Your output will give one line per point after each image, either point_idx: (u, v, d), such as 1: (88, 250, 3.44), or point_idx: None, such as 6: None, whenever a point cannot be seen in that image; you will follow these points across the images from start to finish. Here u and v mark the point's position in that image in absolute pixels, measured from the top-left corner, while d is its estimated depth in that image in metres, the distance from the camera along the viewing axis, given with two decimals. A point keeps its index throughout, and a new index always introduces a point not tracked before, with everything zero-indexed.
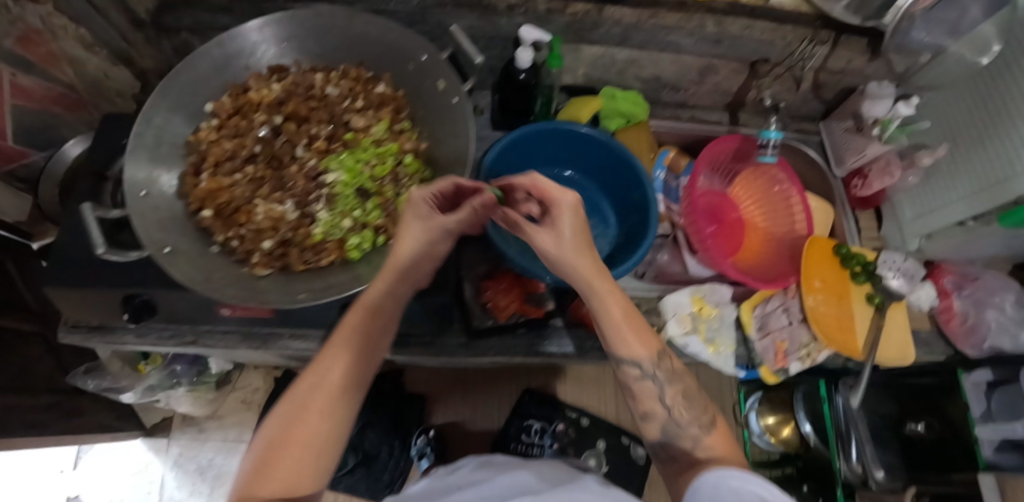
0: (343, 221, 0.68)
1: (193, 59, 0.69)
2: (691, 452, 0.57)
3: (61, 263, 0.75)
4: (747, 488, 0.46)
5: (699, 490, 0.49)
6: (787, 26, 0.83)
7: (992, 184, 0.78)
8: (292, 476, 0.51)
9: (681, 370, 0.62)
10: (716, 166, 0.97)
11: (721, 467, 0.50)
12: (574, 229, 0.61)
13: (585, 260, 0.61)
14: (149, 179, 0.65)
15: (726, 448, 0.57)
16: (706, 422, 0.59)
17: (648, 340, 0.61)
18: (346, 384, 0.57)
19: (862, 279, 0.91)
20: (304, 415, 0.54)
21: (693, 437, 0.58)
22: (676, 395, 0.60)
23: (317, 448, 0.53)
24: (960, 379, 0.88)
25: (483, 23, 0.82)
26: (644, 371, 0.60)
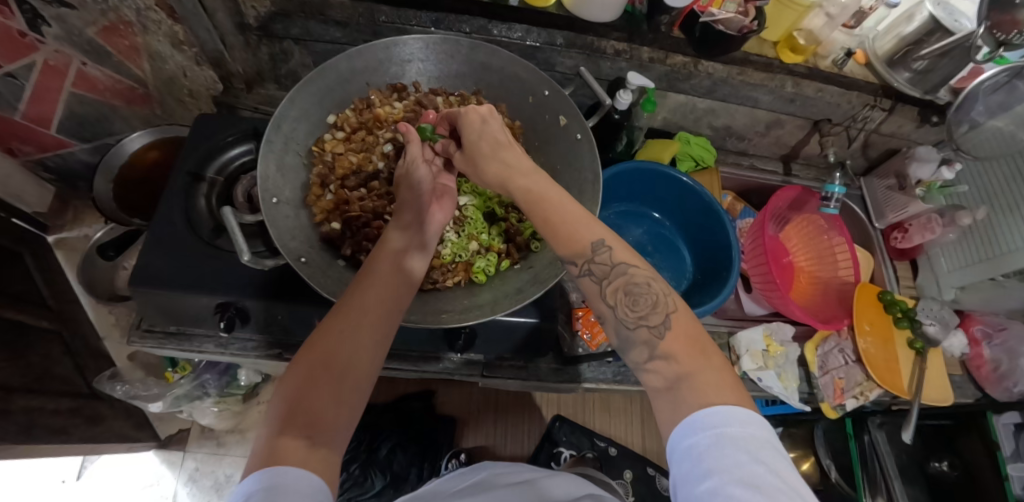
0: (470, 243, 0.70)
1: (328, 69, 0.70)
2: (652, 365, 0.46)
3: (156, 264, 0.73)
4: (737, 454, 0.37)
5: (677, 451, 0.40)
6: (853, 92, 0.92)
7: (988, 257, 0.97)
8: (325, 416, 0.45)
9: (622, 262, 0.50)
10: (777, 213, 1.03)
11: (699, 414, 0.40)
12: (484, 137, 0.62)
13: (506, 162, 0.59)
14: (276, 186, 0.66)
15: (689, 357, 0.45)
16: (659, 322, 0.47)
17: (585, 232, 0.51)
18: (374, 324, 0.50)
19: (904, 324, 0.99)
20: (329, 359, 0.48)
21: (645, 342, 0.47)
22: (616, 292, 0.49)
23: (338, 396, 0.46)
24: (991, 420, 0.99)
25: (588, 64, 0.88)
26: (577, 268, 0.51)
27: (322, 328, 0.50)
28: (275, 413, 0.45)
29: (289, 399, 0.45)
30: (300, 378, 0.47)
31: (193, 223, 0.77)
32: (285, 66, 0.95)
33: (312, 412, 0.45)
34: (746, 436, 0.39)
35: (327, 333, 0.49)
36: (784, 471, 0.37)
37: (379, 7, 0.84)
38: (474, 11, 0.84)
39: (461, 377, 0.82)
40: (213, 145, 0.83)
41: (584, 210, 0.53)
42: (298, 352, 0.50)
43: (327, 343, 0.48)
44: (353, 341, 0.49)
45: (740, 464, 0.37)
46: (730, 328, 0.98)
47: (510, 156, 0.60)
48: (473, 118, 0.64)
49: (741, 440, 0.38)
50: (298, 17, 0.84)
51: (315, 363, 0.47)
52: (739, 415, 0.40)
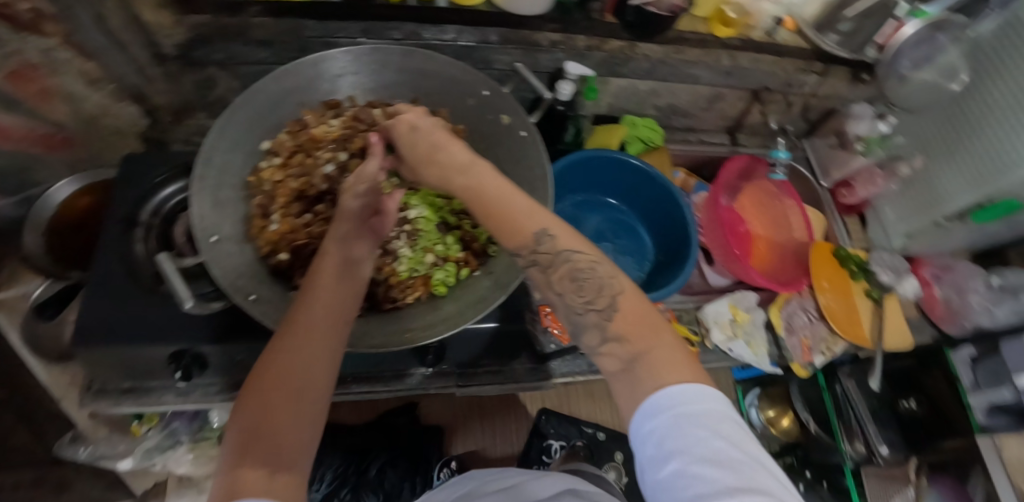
0: (426, 257, 0.69)
1: (253, 93, 0.66)
2: (606, 348, 0.44)
3: (95, 321, 0.69)
4: (698, 432, 0.37)
5: (640, 434, 0.39)
6: (786, 59, 0.94)
7: (925, 206, 1.02)
8: (284, 438, 0.42)
9: (567, 248, 0.47)
10: (728, 185, 1.05)
11: (655, 397, 0.39)
12: (418, 145, 0.58)
13: (446, 167, 0.55)
14: (213, 223, 0.62)
15: (640, 337, 0.43)
16: (605, 305, 0.45)
17: (529, 222, 0.48)
18: (326, 335, 0.49)
19: (858, 276, 1.03)
20: (282, 379, 0.45)
21: (595, 327, 0.45)
22: (562, 280, 0.47)
23: (298, 415, 0.44)
24: (949, 357, 1.04)
25: (526, 59, 0.87)
26: (523, 260, 0.48)
27: (274, 346, 0.47)
28: (231, 442, 0.42)
29: (247, 425, 0.42)
30: (254, 401, 0.44)
31: (132, 272, 0.73)
32: (212, 92, 0.91)
33: (274, 436, 0.42)
34: (706, 413, 0.38)
35: (280, 350, 0.47)
36: (742, 443, 0.37)
37: (302, 23, 0.81)
38: (404, 17, 0.82)
39: (436, 390, 0.81)
40: (144, 186, 0.79)
41: (529, 199, 0.50)
42: (249, 376, 0.47)
43: (281, 361, 0.46)
44: (307, 356, 0.46)
45: (701, 442, 0.36)
46: (696, 302, 0.99)
47: (450, 156, 0.56)
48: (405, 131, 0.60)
49: (701, 418, 0.37)
50: (219, 41, 0.80)
51: (270, 384, 0.45)
52: (697, 392, 0.39)
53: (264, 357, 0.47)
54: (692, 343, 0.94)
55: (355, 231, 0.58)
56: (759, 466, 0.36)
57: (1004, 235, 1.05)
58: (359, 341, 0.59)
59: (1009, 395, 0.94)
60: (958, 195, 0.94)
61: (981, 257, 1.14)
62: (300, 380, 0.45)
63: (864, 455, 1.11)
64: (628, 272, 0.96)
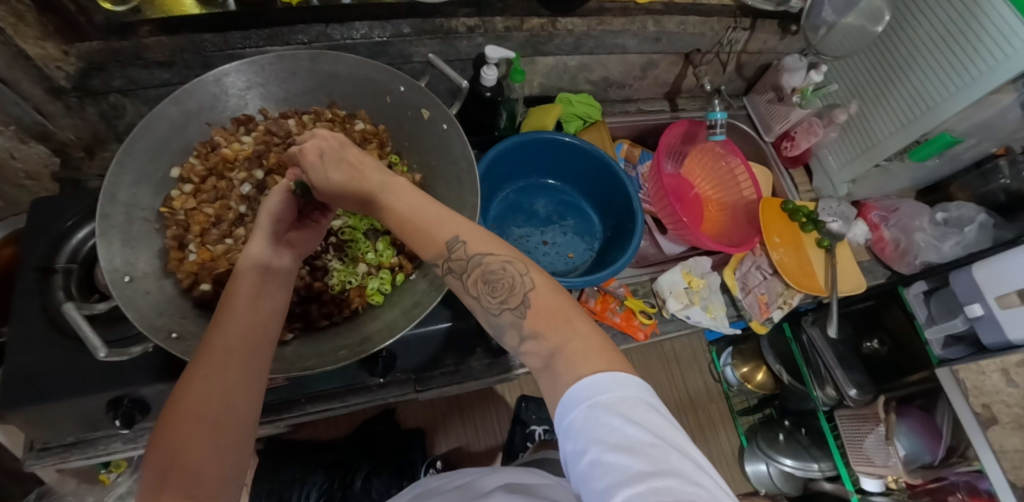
0: (358, 267, 0.67)
1: (148, 121, 0.62)
2: (526, 347, 0.43)
3: (19, 380, 0.65)
4: (611, 421, 0.36)
5: (561, 427, 0.39)
6: (713, 18, 0.93)
7: (862, 150, 1.03)
8: (206, 471, 0.40)
9: (478, 253, 0.46)
10: (670, 151, 1.04)
11: (571, 390, 0.38)
12: (328, 168, 0.51)
13: (358, 187, 0.49)
14: (125, 263, 0.59)
15: (556, 329, 0.42)
16: (518, 304, 0.44)
17: (439, 231, 0.47)
18: (246, 359, 0.45)
19: (809, 227, 1.03)
20: (200, 409, 0.42)
21: (512, 326, 0.44)
22: (478, 282, 0.46)
23: (218, 447, 0.41)
24: (903, 294, 1.06)
25: (445, 48, 0.84)
26: (442, 268, 0.48)
27: (188, 376, 0.43)
28: (148, 481, 0.40)
29: (161, 465, 0.39)
30: (170, 437, 0.40)
31: (55, 323, 0.69)
32: (121, 122, 0.86)
33: (194, 472, 0.40)
34: (620, 400, 0.37)
35: (195, 380, 0.43)
36: (658, 427, 0.36)
37: (202, 37, 0.76)
38: (309, 19, 0.79)
39: (395, 398, 0.80)
40: (57, 230, 0.74)
41: (443, 206, 0.49)
42: (163, 409, 0.43)
43: (198, 392, 0.42)
44: (224, 384, 0.43)
45: (614, 430, 0.35)
46: (650, 274, 0.99)
47: (362, 178, 0.50)
48: (310, 154, 0.52)
49: (615, 406, 0.37)
50: (115, 67, 0.76)
51: (187, 418, 0.41)
52: (612, 379, 0.38)
53: (178, 388, 0.43)
54: (649, 316, 0.93)
55: (276, 246, 0.55)
56: (674, 448, 0.35)
57: (945, 168, 1.06)
58: (292, 365, 0.56)
59: (961, 324, 0.95)
60: (892, 137, 0.96)
61: (926, 192, 1.16)
62: (219, 410, 0.42)
63: (835, 398, 1.13)
64: (579, 252, 0.95)
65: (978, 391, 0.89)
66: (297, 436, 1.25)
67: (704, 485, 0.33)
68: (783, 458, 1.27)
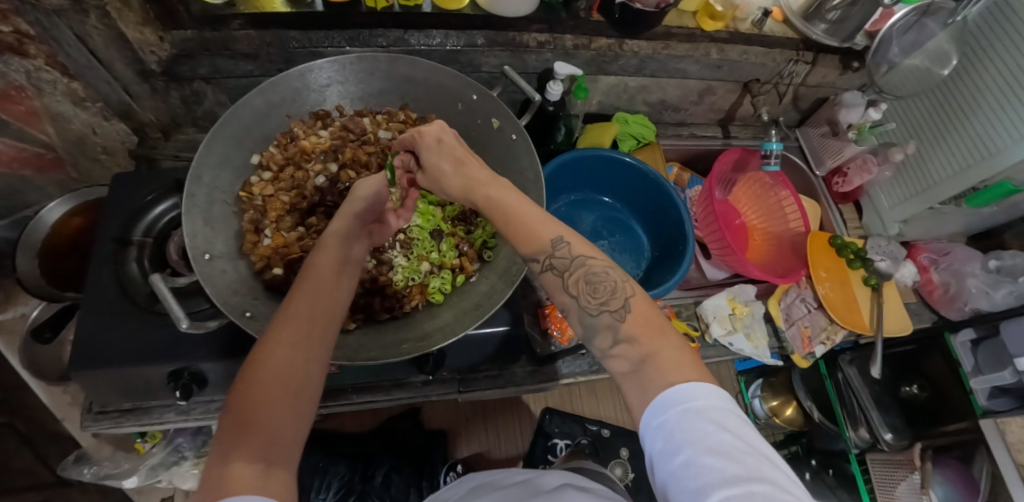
0: (421, 265, 0.69)
1: (238, 109, 0.65)
2: (617, 350, 0.46)
3: (90, 344, 0.69)
4: (706, 426, 0.38)
5: (648, 428, 0.41)
6: (776, 50, 0.94)
7: (920, 191, 1.02)
8: (279, 434, 0.41)
9: (581, 255, 0.49)
10: (722, 177, 1.05)
11: (666, 394, 0.41)
12: (443, 154, 0.58)
13: (470, 177, 0.56)
14: (205, 241, 0.62)
15: (649, 337, 0.45)
16: (619, 306, 0.47)
17: (546, 230, 0.50)
18: (321, 329, 0.46)
19: (856, 264, 1.02)
20: (280, 371, 0.42)
21: (607, 327, 0.46)
22: (578, 283, 0.49)
23: (293, 411, 0.42)
24: (949, 340, 1.04)
25: (514, 61, 0.86)
26: (539, 265, 0.50)
27: (265, 339, 0.44)
28: (223, 436, 0.40)
29: (238, 422, 0.40)
30: (250, 394, 0.41)
31: (126, 293, 0.73)
32: (200, 107, 0.91)
33: (270, 432, 0.40)
34: (712, 408, 0.40)
35: (273, 343, 0.44)
36: (747, 437, 0.39)
37: (287, 34, 0.80)
38: (388, 23, 0.82)
39: (437, 397, 0.81)
40: (135, 205, 0.78)
41: (545, 210, 0.52)
42: (240, 370, 0.44)
43: (276, 355, 0.43)
44: (302, 349, 0.44)
45: (709, 435, 0.38)
46: (695, 297, 0.99)
47: (471, 170, 0.56)
48: (430, 140, 0.59)
49: (708, 412, 0.39)
50: (203, 55, 0.80)
51: (264, 379, 0.42)
52: (704, 388, 0.41)
53: (255, 350, 0.44)
54: (692, 339, 0.94)
55: (357, 227, 0.58)
56: (763, 457, 0.37)
57: (1001, 216, 1.05)
58: (357, 354, 0.58)
59: (1009, 377, 0.93)
60: (951, 180, 0.95)
61: (977, 239, 1.14)
62: (296, 373, 0.43)
63: (869, 441, 1.11)
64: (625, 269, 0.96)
65: None
66: (324, 425, 1.27)
67: (793, 493, 0.36)
68: None
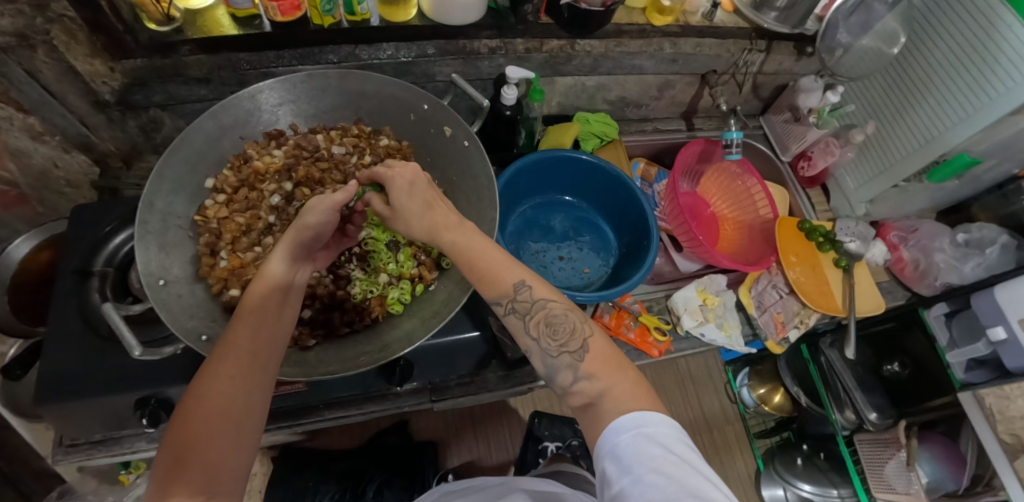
0: (379, 277, 0.69)
1: (186, 135, 0.65)
2: (577, 387, 0.47)
3: (54, 378, 0.68)
4: (654, 449, 0.40)
5: (603, 451, 0.43)
6: (729, 40, 0.95)
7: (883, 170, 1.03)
8: (219, 468, 0.41)
9: (541, 298, 0.51)
10: (687, 169, 1.06)
11: (620, 418, 0.43)
12: (412, 198, 0.57)
13: (436, 219, 0.56)
14: (161, 266, 0.62)
15: (608, 372, 0.47)
16: (577, 347, 0.49)
17: (507, 275, 0.52)
18: (260, 365, 0.47)
19: (827, 247, 1.02)
20: (220, 407, 0.43)
21: (568, 366, 0.48)
22: (538, 324, 0.50)
23: (236, 444, 0.43)
24: (924, 316, 1.05)
25: (467, 68, 0.87)
26: (503, 307, 0.51)
27: (206, 371, 0.45)
28: (160, 473, 0.40)
29: (175, 463, 0.40)
30: (188, 430, 0.41)
31: (89, 324, 0.72)
32: (159, 134, 0.91)
33: (211, 468, 0.41)
34: (662, 433, 0.42)
35: (212, 381, 0.44)
36: (693, 460, 0.40)
37: (238, 56, 0.81)
38: (339, 39, 0.83)
39: (411, 407, 0.82)
40: (95, 237, 0.78)
41: (505, 253, 0.54)
42: (175, 408, 0.43)
43: (214, 394, 0.43)
44: (245, 381, 0.45)
45: (656, 457, 0.40)
46: (666, 291, 0.99)
47: (439, 212, 0.57)
48: (401, 183, 0.58)
49: (657, 437, 0.41)
50: (155, 82, 0.80)
51: (202, 419, 0.42)
52: (655, 415, 0.43)
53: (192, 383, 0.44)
54: (663, 333, 0.94)
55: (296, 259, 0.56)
56: (707, 479, 0.39)
57: (965, 189, 1.06)
58: (315, 369, 0.59)
59: (984, 349, 0.92)
60: (910, 157, 0.96)
61: (946, 213, 1.15)
62: (239, 405, 0.44)
63: (856, 423, 1.10)
64: (594, 269, 0.96)
65: (1004, 416, 0.87)
66: (312, 444, 1.26)
67: None
68: (800, 483, 1.26)
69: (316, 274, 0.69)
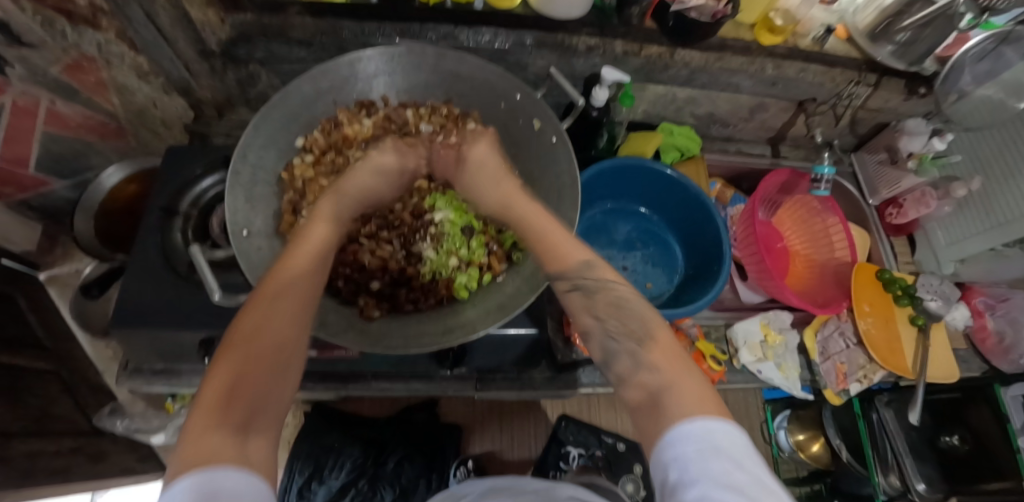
0: (449, 260, 0.69)
1: (285, 92, 0.67)
2: (637, 377, 0.46)
3: (131, 306, 0.72)
4: (722, 463, 0.37)
5: (663, 459, 0.39)
6: (836, 69, 0.90)
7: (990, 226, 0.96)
8: (261, 403, 0.41)
9: (608, 278, 0.51)
10: (766, 199, 1.01)
11: (686, 424, 0.39)
12: (481, 175, 0.63)
13: (504, 191, 0.61)
14: (245, 218, 0.64)
15: (674, 367, 0.44)
16: (644, 337, 0.48)
17: (575, 253, 0.52)
18: (299, 300, 0.46)
19: (904, 301, 0.97)
20: (267, 336, 0.43)
21: (630, 356, 0.47)
22: (604, 306, 0.50)
23: (276, 379, 0.42)
24: (999, 394, 0.97)
25: (561, 63, 0.86)
26: (565, 284, 0.52)
27: (254, 299, 0.45)
28: (203, 400, 0.39)
29: (218, 394, 0.39)
30: (234, 356, 0.41)
31: (169, 259, 0.76)
32: (254, 89, 0.94)
33: (255, 400, 0.40)
34: (731, 445, 0.38)
35: (258, 309, 0.44)
36: (763, 478, 0.37)
37: (341, 23, 0.82)
38: (440, 19, 0.83)
39: (454, 392, 0.82)
40: (185, 178, 0.82)
41: (578, 235, 0.55)
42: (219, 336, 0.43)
43: (259, 321, 0.43)
44: (292, 317, 0.45)
45: (725, 472, 0.36)
46: (726, 319, 0.97)
47: (504, 186, 0.62)
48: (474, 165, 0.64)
49: (726, 450, 0.38)
50: (260, 39, 0.83)
51: (253, 346, 0.42)
52: (723, 425, 0.39)
53: (238, 316, 0.44)
54: (718, 362, 0.91)
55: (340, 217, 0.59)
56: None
57: None
58: (378, 342, 0.59)
59: None
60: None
61: None
62: (283, 340, 0.44)
63: (899, 490, 1.01)
64: (656, 284, 0.95)
65: None
66: (344, 407, 1.29)
67: None
68: None
69: (389, 248, 0.71)
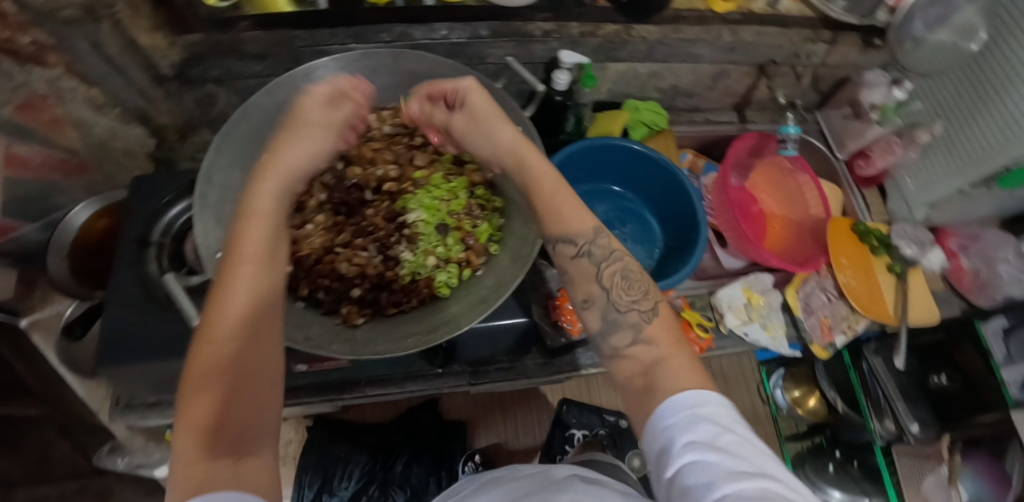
0: (427, 259, 0.70)
1: (243, 111, 0.67)
2: (632, 350, 0.47)
3: (114, 342, 0.71)
4: (712, 427, 0.38)
5: (655, 433, 0.40)
6: (793, 29, 0.91)
7: (963, 165, 0.95)
8: (246, 424, 0.39)
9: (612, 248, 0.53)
10: (737, 164, 1.02)
11: (674, 397, 0.40)
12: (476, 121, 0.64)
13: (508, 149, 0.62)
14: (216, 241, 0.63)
15: (667, 342, 0.47)
16: (647, 307, 0.50)
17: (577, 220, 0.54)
18: (265, 318, 0.44)
19: (881, 251, 1.00)
20: (237, 359, 0.41)
21: (633, 324, 0.49)
22: (611, 275, 0.52)
23: (259, 397, 0.41)
24: (980, 330, 1.00)
25: (519, 51, 0.86)
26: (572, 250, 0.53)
27: (208, 324, 0.42)
28: (186, 439, 0.37)
29: (199, 426, 0.37)
30: (207, 386, 0.39)
31: (148, 290, 0.75)
32: (214, 109, 0.93)
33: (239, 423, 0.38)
34: (718, 412, 0.39)
35: (215, 333, 0.41)
36: (752, 439, 0.38)
37: (293, 33, 0.81)
38: (393, 19, 0.82)
39: (450, 389, 0.82)
40: (154, 206, 0.81)
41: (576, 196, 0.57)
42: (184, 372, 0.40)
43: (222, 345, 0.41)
44: (257, 333, 0.43)
45: (715, 435, 0.37)
46: (710, 287, 0.98)
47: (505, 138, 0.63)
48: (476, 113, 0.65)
49: (714, 417, 0.39)
50: (214, 57, 0.82)
51: (225, 372, 0.40)
52: (708, 395, 0.41)
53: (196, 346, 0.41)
54: (705, 330, 0.93)
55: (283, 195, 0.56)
56: (769, 458, 0.37)
57: None
58: (363, 348, 0.59)
59: None
60: (991, 154, 0.89)
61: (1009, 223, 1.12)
62: (257, 357, 0.42)
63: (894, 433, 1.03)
64: (638, 260, 0.95)
65: None
66: (346, 417, 1.29)
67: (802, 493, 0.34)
68: (831, 490, 1.18)
69: (365, 254, 0.71)
